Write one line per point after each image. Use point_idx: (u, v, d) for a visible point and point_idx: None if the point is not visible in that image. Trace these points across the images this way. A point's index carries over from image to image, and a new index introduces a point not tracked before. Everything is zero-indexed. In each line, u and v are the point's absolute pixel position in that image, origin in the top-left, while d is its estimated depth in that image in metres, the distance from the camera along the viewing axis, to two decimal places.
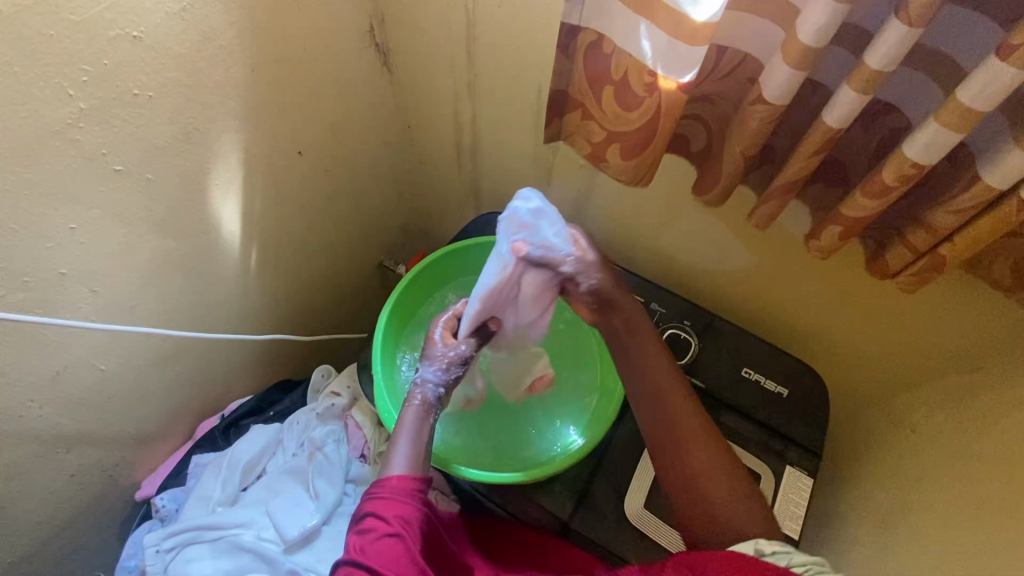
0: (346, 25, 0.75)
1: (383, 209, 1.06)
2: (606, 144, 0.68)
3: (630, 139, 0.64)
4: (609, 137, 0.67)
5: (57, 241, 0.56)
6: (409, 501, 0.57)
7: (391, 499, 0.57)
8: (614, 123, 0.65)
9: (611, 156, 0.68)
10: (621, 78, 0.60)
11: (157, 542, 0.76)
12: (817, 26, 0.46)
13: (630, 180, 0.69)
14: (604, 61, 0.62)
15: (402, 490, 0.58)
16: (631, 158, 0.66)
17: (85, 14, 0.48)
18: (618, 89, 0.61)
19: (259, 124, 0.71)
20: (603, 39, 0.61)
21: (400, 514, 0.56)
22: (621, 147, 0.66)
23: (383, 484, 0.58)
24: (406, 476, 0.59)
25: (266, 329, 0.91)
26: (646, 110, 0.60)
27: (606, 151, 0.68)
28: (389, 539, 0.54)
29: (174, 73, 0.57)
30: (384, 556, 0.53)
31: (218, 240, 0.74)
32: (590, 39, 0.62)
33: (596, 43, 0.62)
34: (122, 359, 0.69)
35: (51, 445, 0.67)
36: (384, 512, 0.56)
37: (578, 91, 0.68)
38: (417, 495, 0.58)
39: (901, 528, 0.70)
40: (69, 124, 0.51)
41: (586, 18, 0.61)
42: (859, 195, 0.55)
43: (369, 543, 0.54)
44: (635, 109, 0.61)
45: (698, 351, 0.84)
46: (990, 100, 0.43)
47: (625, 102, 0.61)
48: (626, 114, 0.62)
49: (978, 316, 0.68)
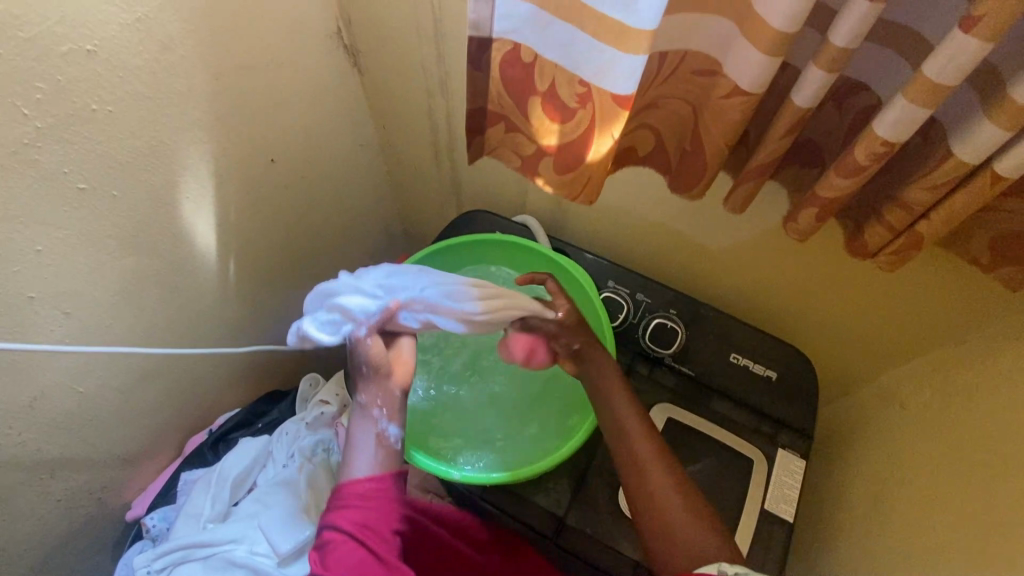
0: (310, 28, 0.74)
1: (363, 212, 1.05)
2: (539, 157, 0.68)
3: (566, 154, 0.65)
4: (545, 150, 0.67)
5: (23, 264, 0.54)
6: (366, 503, 0.62)
7: (350, 506, 0.62)
8: (543, 137, 0.65)
9: (544, 169, 0.69)
10: (550, 89, 0.60)
11: (148, 563, 0.76)
12: (781, 8, 0.45)
13: (567, 195, 0.69)
14: (528, 75, 0.60)
15: (360, 496, 0.63)
16: (566, 172, 0.66)
17: (34, 30, 0.46)
18: (547, 99, 0.61)
19: (227, 133, 0.70)
20: (519, 48, 0.58)
21: (358, 520, 0.61)
22: (556, 160, 0.66)
23: (341, 493, 0.63)
24: (364, 481, 0.63)
25: (250, 340, 0.91)
26: (581, 124, 0.60)
27: (539, 164, 0.69)
28: (348, 546, 0.60)
29: (135, 86, 0.56)
30: (347, 563, 0.59)
31: (194, 253, 0.73)
32: (504, 51, 0.59)
33: (516, 55, 0.59)
34: (103, 380, 0.68)
35: (32, 471, 0.65)
36: (342, 521, 0.61)
37: (498, 105, 0.67)
38: (374, 495, 0.63)
39: (896, 503, 0.70)
40: (26, 144, 0.50)
41: (498, 29, 0.57)
42: (833, 174, 0.54)
43: (331, 554, 0.59)
44: (568, 122, 0.61)
45: (685, 339, 0.84)
46: (957, 74, 0.43)
47: (558, 116, 0.62)
48: (559, 124, 0.63)
49: (964, 288, 0.68)
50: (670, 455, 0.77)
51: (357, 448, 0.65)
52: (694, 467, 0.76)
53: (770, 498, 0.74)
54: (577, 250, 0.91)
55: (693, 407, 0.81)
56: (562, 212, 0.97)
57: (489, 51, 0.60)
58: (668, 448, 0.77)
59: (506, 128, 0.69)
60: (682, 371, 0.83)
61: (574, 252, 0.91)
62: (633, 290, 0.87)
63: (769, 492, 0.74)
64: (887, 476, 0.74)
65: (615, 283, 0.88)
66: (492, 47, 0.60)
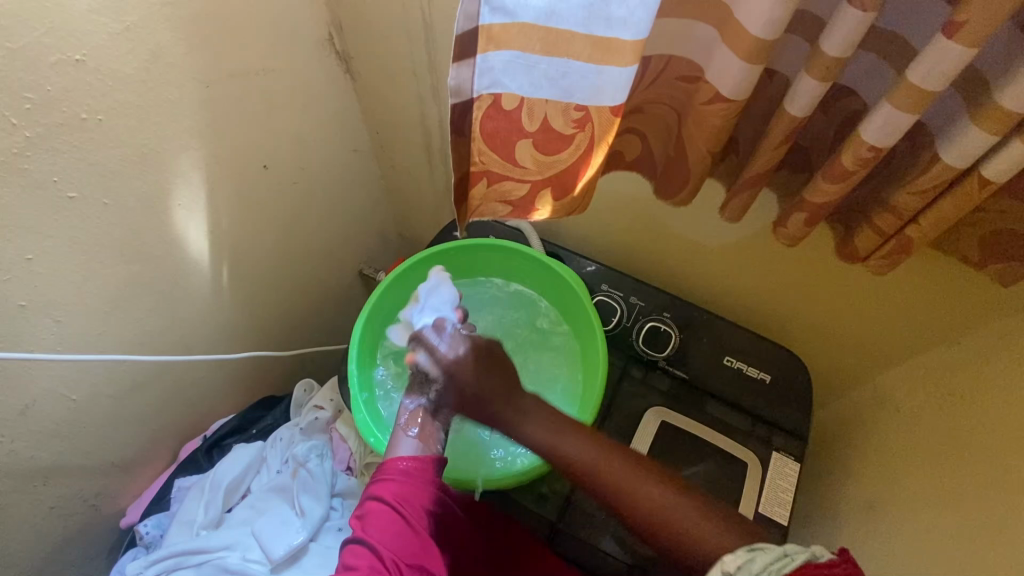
0: (301, 34, 0.74)
1: (357, 217, 1.06)
2: (531, 194, 0.66)
3: (565, 177, 0.64)
4: (541, 186, 0.65)
5: (14, 272, 0.55)
6: (409, 481, 0.61)
7: (391, 480, 0.61)
8: (541, 173, 0.63)
9: (539, 202, 0.67)
10: (540, 125, 0.57)
11: (140, 570, 0.76)
12: (765, 16, 0.45)
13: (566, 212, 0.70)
14: (513, 121, 0.56)
15: (403, 472, 0.61)
16: (567, 194, 0.66)
17: (21, 41, 0.46)
18: (539, 138, 0.58)
19: (218, 140, 0.70)
20: (501, 98, 0.54)
21: (399, 495, 0.60)
22: (554, 189, 0.65)
23: (384, 467, 0.62)
24: (406, 459, 0.62)
25: (244, 346, 0.91)
26: (578, 144, 0.59)
27: (533, 200, 0.66)
28: (389, 518, 0.59)
29: (125, 94, 0.56)
30: (384, 535, 0.58)
31: (187, 260, 0.73)
32: (486, 106, 0.54)
33: (497, 106, 0.54)
34: (95, 387, 0.68)
35: (26, 480, 0.65)
36: (384, 493, 0.60)
37: (479, 165, 0.60)
38: (416, 474, 0.62)
39: (890, 507, 0.70)
40: (15, 154, 0.50)
41: (482, 84, 0.52)
42: (822, 179, 0.54)
43: (371, 524, 0.59)
44: (565, 148, 0.60)
45: (679, 342, 0.84)
46: (942, 80, 0.43)
47: (552, 147, 0.59)
48: (554, 157, 0.61)
49: (957, 290, 0.67)
50: (665, 459, 0.76)
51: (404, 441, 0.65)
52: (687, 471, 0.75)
53: (764, 502, 0.73)
54: (570, 254, 0.91)
55: (687, 411, 0.81)
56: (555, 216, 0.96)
57: (470, 113, 0.54)
58: (663, 452, 0.77)
59: (488, 183, 0.63)
60: (676, 374, 0.83)
61: (567, 256, 0.91)
62: (627, 293, 0.87)
63: (763, 496, 0.74)
64: (882, 479, 0.73)
65: (609, 287, 0.88)
66: (473, 107, 0.54)
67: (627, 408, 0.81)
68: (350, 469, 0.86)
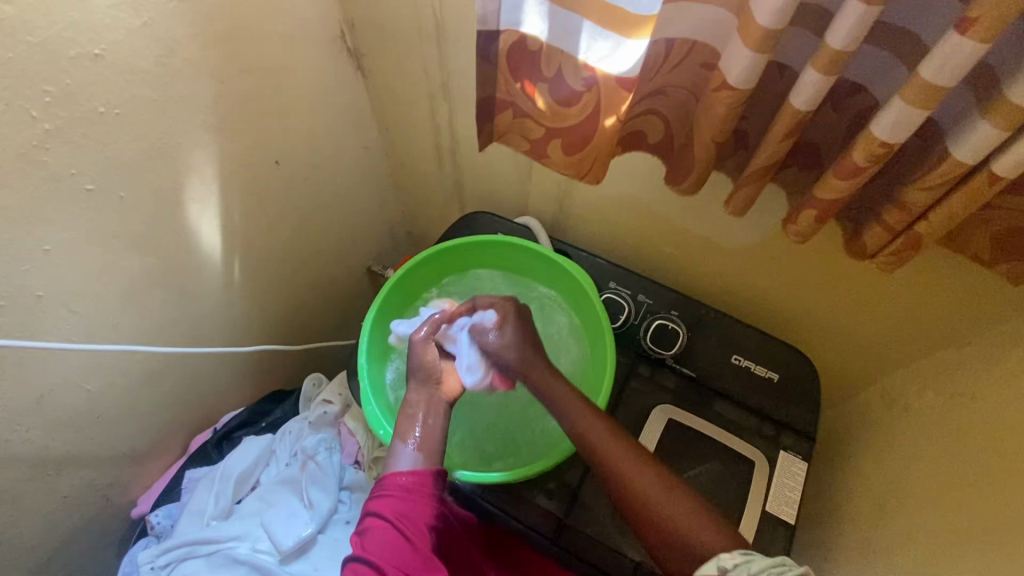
0: (312, 32, 0.75)
1: (366, 213, 1.06)
2: (545, 143, 0.68)
3: (571, 136, 0.65)
4: (553, 135, 0.67)
5: (32, 264, 0.56)
6: (408, 497, 0.61)
7: (391, 496, 0.61)
8: (553, 121, 0.66)
9: (552, 152, 0.69)
10: (555, 72, 0.60)
11: (151, 559, 0.77)
12: (775, 10, 0.46)
13: (575, 175, 0.69)
14: (534, 61, 0.61)
15: (402, 488, 0.62)
16: (573, 154, 0.67)
17: (43, 35, 0.47)
18: (553, 83, 0.61)
19: (232, 135, 0.71)
20: (527, 37, 0.59)
21: (400, 512, 0.60)
22: (562, 142, 0.67)
23: (384, 483, 0.62)
24: (405, 475, 0.62)
25: (254, 341, 0.92)
26: (586, 105, 0.61)
27: (546, 147, 0.69)
28: (390, 536, 0.59)
29: (141, 89, 0.57)
30: (386, 552, 0.59)
31: (200, 254, 0.74)
32: (512, 41, 0.60)
33: (523, 43, 0.60)
34: (109, 379, 0.69)
35: (40, 468, 0.66)
36: (385, 510, 0.60)
37: (505, 94, 0.66)
38: (415, 489, 0.62)
39: (900, 506, 0.69)
40: (35, 146, 0.51)
41: (508, 21, 0.58)
42: (832, 175, 0.54)
43: (372, 540, 0.59)
44: (574, 105, 0.62)
45: (687, 340, 0.84)
46: (953, 75, 0.43)
47: (564, 98, 0.62)
48: (564, 110, 0.63)
49: (970, 290, 0.67)
50: (673, 456, 0.76)
51: (400, 454, 0.64)
52: (694, 468, 0.75)
53: (772, 500, 0.73)
54: (579, 251, 0.92)
55: (694, 409, 0.81)
56: (563, 214, 0.97)
57: (497, 42, 0.60)
58: (670, 449, 0.77)
59: (512, 116, 0.69)
60: (683, 372, 0.83)
61: (575, 253, 0.91)
62: (634, 291, 0.88)
63: (771, 495, 0.74)
64: (891, 479, 0.73)
65: (617, 284, 0.88)
66: (500, 40, 0.60)
67: (635, 405, 0.81)
68: (359, 463, 0.87)
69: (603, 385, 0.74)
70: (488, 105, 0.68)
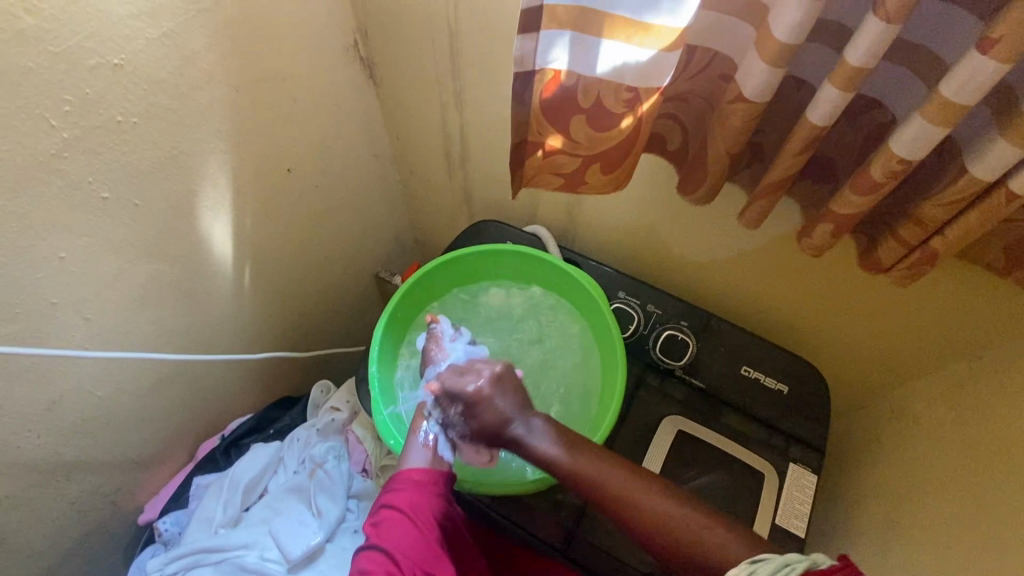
0: (326, 41, 0.75)
1: (375, 222, 1.06)
2: (583, 169, 0.67)
3: (613, 155, 0.64)
4: (592, 160, 0.66)
5: (47, 271, 0.56)
6: (420, 491, 0.62)
7: (404, 489, 0.62)
8: (591, 148, 0.64)
9: (591, 177, 0.68)
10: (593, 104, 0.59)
11: (160, 567, 0.77)
12: (793, 25, 0.46)
13: (612, 188, 0.70)
14: (569, 95, 0.59)
15: (415, 483, 0.62)
16: (616, 171, 0.66)
17: (64, 45, 0.47)
18: (591, 114, 0.60)
19: (245, 143, 0.71)
20: (562, 73, 0.58)
21: (413, 504, 0.61)
22: (603, 164, 0.66)
23: (398, 478, 0.63)
24: (418, 470, 0.63)
25: (263, 348, 0.92)
26: (630, 122, 0.60)
27: (584, 173, 0.68)
28: (403, 526, 0.59)
29: (159, 98, 0.57)
30: (399, 542, 0.58)
31: (211, 261, 0.74)
32: (547, 79, 0.58)
33: (558, 82, 0.59)
34: (119, 385, 0.69)
35: (50, 474, 0.66)
36: (398, 502, 0.61)
37: (538, 135, 0.65)
38: (427, 485, 0.63)
39: (912, 519, 0.69)
40: (53, 155, 0.51)
41: (544, 60, 0.56)
42: (849, 191, 0.55)
43: (386, 530, 0.59)
44: (613, 127, 0.61)
45: (696, 351, 0.84)
46: (973, 93, 0.43)
47: (602, 124, 0.61)
48: (603, 135, 0.62)
49: (983, 303, 0.67)
50: (682, 467, 0.76)
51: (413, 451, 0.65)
52: (702, 479, 0.75)
53: (782, 514, 0.73)
54: (589, 260, 0.92)
55: (703, 419, 0.80)
56: (572, 223, 0.97)
57: (533, 82, 0.59)
58: (679, 460, 0.77)
59: (546, 152, 0.67)
60: (693, 383, 0.83)
61: (584, 262, 0.92)
62: (643, 301, 0.87)
63: (781, 507, 0.73)
64: (902, 492, 0.72)
65: (626, 294, 0.88)
66: (534, 79, 0.59)
67: (645, 414, 0.81)
68: (367, 471, 0.86)
69: (614, 396, 0.74)
70: (519, 146, 0.67)
